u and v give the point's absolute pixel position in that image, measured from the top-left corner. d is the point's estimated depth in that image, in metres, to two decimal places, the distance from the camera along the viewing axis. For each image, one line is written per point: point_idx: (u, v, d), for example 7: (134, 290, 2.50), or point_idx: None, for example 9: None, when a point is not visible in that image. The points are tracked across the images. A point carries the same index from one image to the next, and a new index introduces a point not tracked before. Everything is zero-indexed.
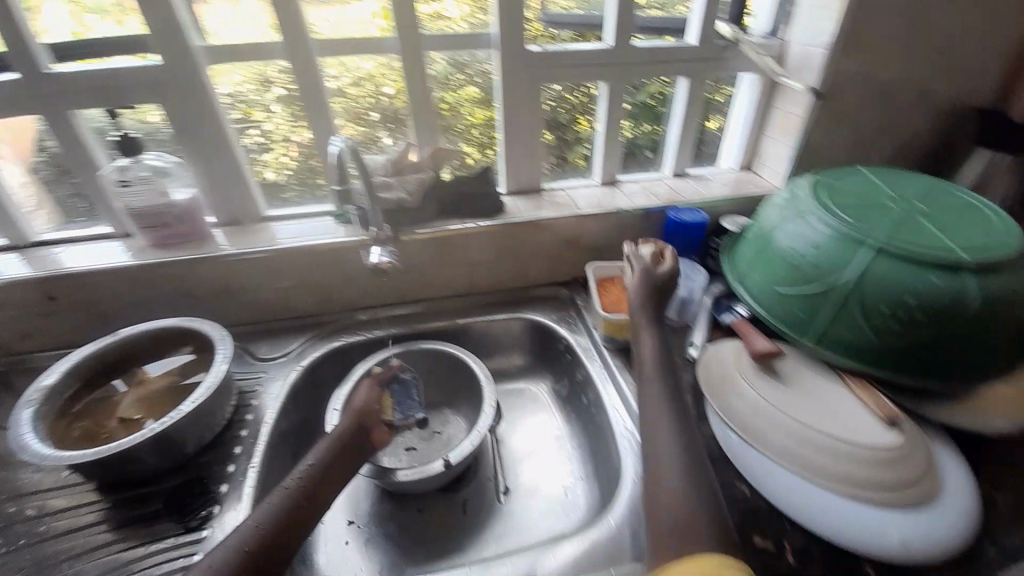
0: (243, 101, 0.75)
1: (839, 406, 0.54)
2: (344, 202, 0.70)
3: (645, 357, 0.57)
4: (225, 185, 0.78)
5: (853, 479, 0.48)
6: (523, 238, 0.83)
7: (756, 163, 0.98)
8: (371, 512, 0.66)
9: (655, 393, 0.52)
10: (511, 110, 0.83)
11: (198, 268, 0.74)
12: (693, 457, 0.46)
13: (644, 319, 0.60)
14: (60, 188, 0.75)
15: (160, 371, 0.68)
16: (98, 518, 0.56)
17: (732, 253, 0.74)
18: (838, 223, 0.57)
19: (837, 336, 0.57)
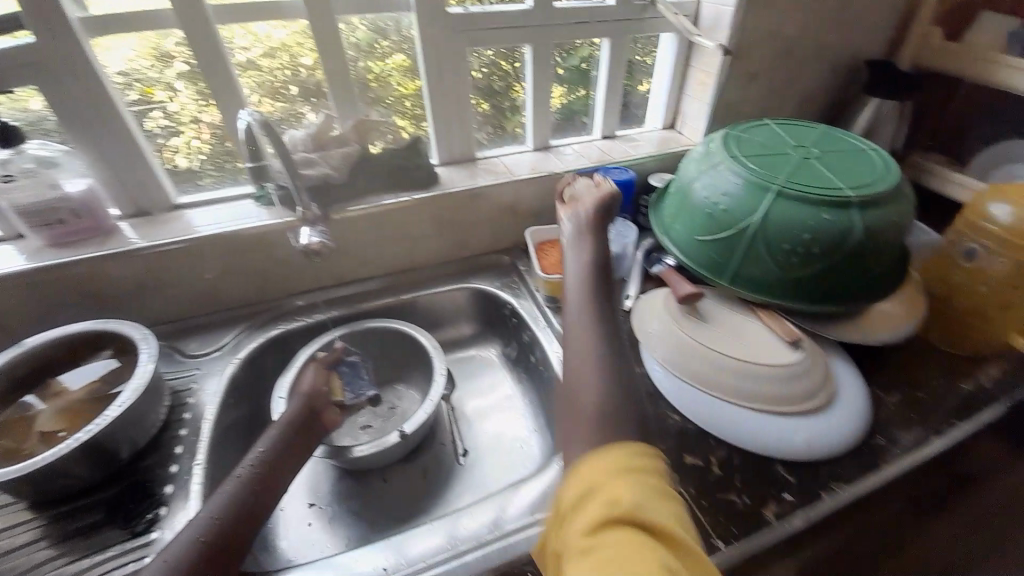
0: (140, 79, 0.68)
1: (752, 335, 0.61)
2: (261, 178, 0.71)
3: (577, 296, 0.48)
4: (129, 173, 0.72)
5: (765, 397, 0.56)
6: (461, 208, 0.83)
7: (679, 122, 1.02)
8: (331, 492, 0.67)
9: (581, 317, 0.47)
10: (439, 78, 0.81)
11: (110, 266, 0.68)
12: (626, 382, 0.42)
13: (577, 241, 0.55)
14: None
15: (80, 383, 0.62)
16: (37, 536, 0.52)
17: (657, 208, 0.78)
18: (746, 172, 0.62)
19: (750, 275, 0.63)
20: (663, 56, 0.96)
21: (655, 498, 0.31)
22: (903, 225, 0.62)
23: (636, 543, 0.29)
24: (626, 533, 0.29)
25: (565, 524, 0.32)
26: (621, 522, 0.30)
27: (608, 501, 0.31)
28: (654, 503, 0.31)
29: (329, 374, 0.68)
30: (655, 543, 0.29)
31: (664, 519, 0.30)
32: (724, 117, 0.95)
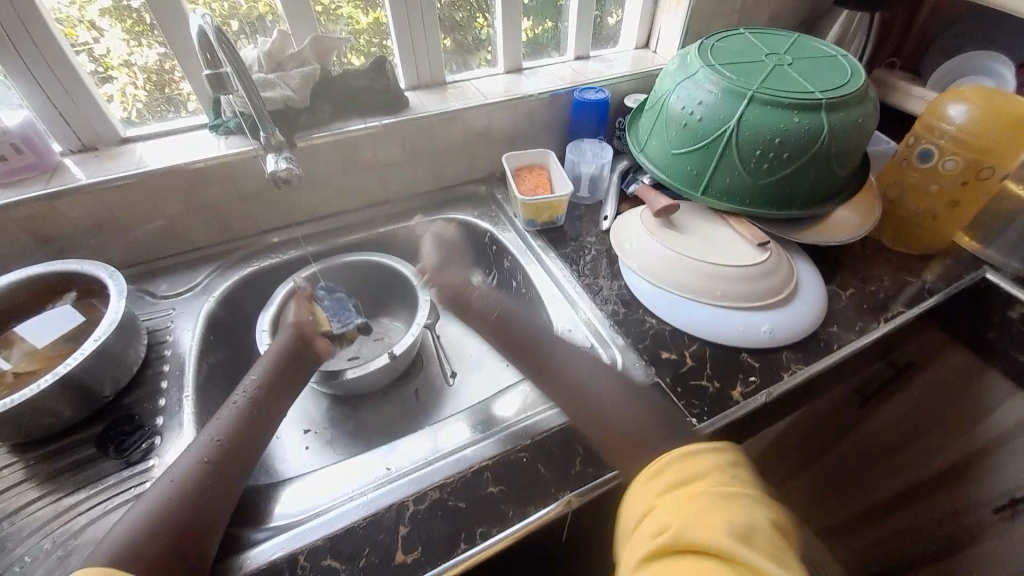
0: (59, 18, 0.62)
1: (722, 241, 0.64)
2: (218, 87, 0.56)
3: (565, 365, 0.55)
4: (67, 104, 0.65)
5: (734, 295, 0.59)
6: (435, 135, 0.80)
7: (653, 40, 0.99)
8: (324, 418, 0.68)
9: (575, 378, 0.53)
10: (401, 1, 0.75)
11: (59, 206, 0.63)
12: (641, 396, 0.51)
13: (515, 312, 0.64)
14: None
15: (48, 340, 0.58)
16: (18, 479, 0.51)
17: (634, 127, 0.78)
18: (720, 78, 0.62)
19: (724, 184, 0.65)
20: None
21: (713, 518, 0.37)
22: (868, 129, 0.64)
23: (694, 565, 0.35)
24: (682, 557, 0.36)
25: (634, 548, 0.39)
26: (677, 547, 0.36)
27: (680, 520, 0.37)
28: (704, 520, 0.37)
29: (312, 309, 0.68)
30: (714, 562, 0.35)
31: (710, 537, 0.36)
32: (699, 32, 0.93)
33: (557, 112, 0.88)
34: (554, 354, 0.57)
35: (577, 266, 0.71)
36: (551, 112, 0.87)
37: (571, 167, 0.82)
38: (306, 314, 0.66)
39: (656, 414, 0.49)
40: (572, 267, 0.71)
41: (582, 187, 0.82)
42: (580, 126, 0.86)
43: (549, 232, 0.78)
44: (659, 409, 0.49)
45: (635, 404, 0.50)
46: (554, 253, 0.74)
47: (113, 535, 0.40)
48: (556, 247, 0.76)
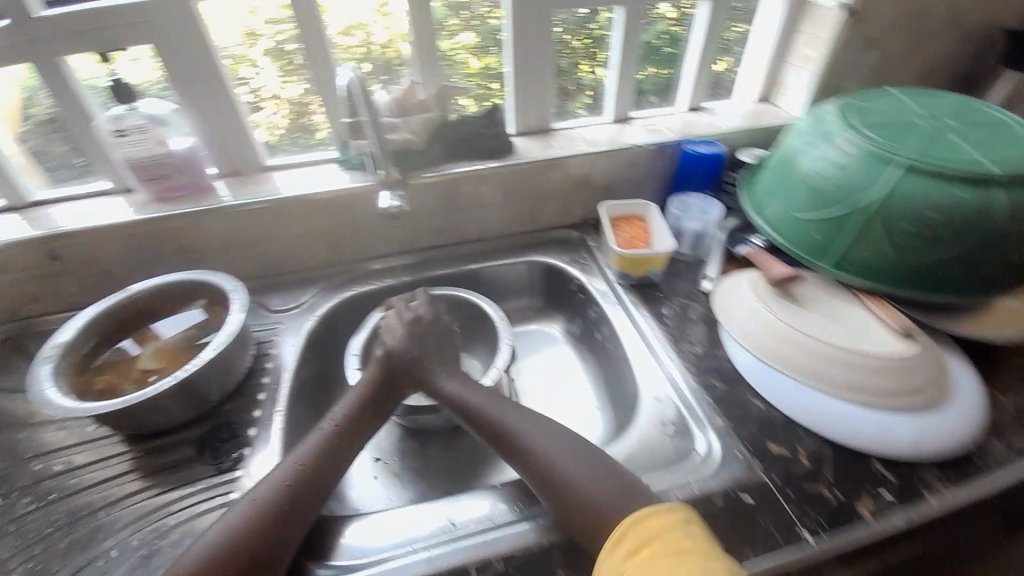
0: (231, 57, 0.72)
1: (856, 324, 0.55)
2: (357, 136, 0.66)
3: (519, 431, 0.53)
4: (223, 134, 0.75)
5: (870, 390, 0.51)
6: (536, 179, 0.81)
7: (776, 94, 0.94)
8: (395, 447, 0.69)
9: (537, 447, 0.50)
10: (520, 54, 0.79)
11: (203, 221, 0.73)
12: (604, 468, 0.48)
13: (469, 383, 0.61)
14: (41, 150, 0.73)
15: (172, 331, 0.68)
16: (127, 468, 0.58)
17: (751, 184, 0.73)
18: (864, 142, 0.56)
19: (860, 258, 0.57)
20: (763, 25, 0.88)
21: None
22: None
23: None
24: None
25: None
26: None
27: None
28: None
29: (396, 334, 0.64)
30: None
31: None
32: (830, 88, 0.87)
33: (664, 163, 0.85)
34: (523, 436, 0.52)
35: (671, 329, 0.67)
36: (655, 161, 0.84)
37: (673, 222, 0.78)
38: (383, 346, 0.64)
39: (618, 485, 0.46)
40: (666, 330, 0.66)
41: (683, 244, 0.78)
42: (687, 178, 0.83)
43: (642, 286, 0.74)
44: (625, 482, 0.46)
45: (600, 474, 0.47)
46: (645, 311, 0.70)
47: (206, 538, 0.44)
48: (648, 304, 0.71)
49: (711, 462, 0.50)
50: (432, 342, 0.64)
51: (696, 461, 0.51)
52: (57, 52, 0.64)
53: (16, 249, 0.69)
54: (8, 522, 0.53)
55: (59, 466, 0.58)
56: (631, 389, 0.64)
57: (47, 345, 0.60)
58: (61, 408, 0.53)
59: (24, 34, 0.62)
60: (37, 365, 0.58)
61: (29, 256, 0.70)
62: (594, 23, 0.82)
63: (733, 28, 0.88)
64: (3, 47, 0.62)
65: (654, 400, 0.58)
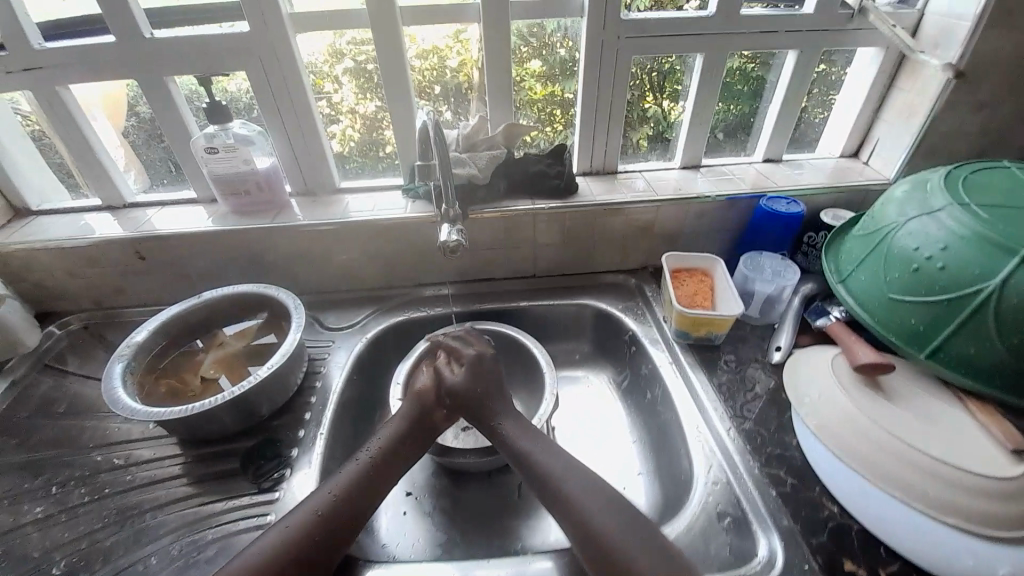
0: (314, 71, 0.75)
1: (954, 428, 0.49)
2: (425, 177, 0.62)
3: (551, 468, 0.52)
4: (302, 155, 0.79)
5: (967, 512, 0.44)
6: (598, 222, 0.79)
7: (865, 151, 0.88)
8: (427, 484, 0.68)
9: (569, 489, 0.49)
10: (589, 94, 0.78)
11: (273, 236, 0.75)
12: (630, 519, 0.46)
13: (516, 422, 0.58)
14: (143, 145, 0.79)
15: (235, 333, 0.71)
16: (177, 472, 0.59)
17: (835, 249, 0.67)
18: (976, 223, 0.50)
19: (960, 351, 0.50)
20: (857, 74, 0.82)
21: None
22: None
23: None
24: None
25: None
26: None
27: None
28: None
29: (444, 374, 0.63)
30: None
31: None
32: (931, 152, 0.79)
33: (734, 216, 0.80)
34: (562, 482, 0.50)
35: (731, 402, 0.62)
36: (726, 214, 0.80)
37: (741, 280, 0.73)
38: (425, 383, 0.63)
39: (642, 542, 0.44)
40: (727, 403, 0.62)
41: (751, 306, 0.73)
42: (760, 235, 0.77)
43: (702, 348, 0.70)
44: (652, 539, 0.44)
45: (627, 527, 0.45)
46: (704, 377, 0.65)
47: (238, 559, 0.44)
48: (706, 369, 0.67)
49: (772, 572, 0.45)
50: (476, 407, 0.60)
51: (753, 568, 0.46)
52: (164, 73, 0.70)
53: (108, 246, 0.74)
54: (61, 510, 0.56)
55: (119, 460, 0.61)
56: (683, 463, 0.59)
57: (123, 343, 0.64)
58: (126, 409, 0.55)
59: (141, 56, 0.68)
60: (112, 362, 0.62)
61: (117, 254, 0.75)
62: (666, 56, 0.78)
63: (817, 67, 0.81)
64: (121, 65, 0.69)
65: (706, 482, 0.54)
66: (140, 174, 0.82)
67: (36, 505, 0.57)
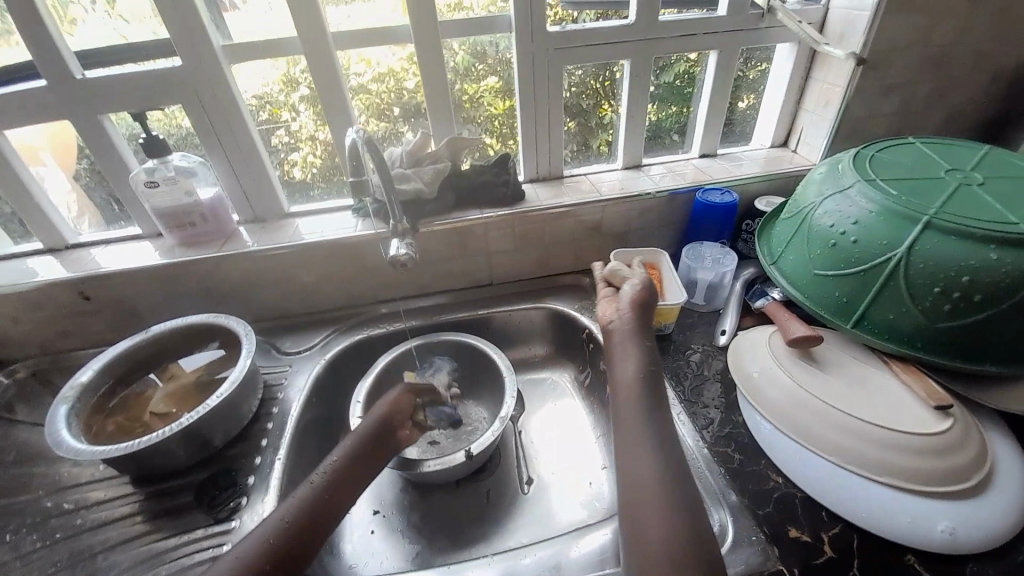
0: (269, 101, 0.76)
1: (882, 393, 0.52)
2: (360, 194, 0.62)
3: (627, 391, 0.52)
4: (250, 184, 0.79)
5: (900, 470, 0.46)
6: (547, 226, 0.81)
7: (793, 140, 0.93)
8: (395, 501, 0.67)
9: (630, 414, 0.50)
10: (530, 104, 0.80)
11: (223, 266, 0.75)
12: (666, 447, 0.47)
13: (623, 355, 0.56)
14: (94, 187, 0.78)
15: (190, 366, 0.70)
16: (132, 510, 0.58)
17: (767, 234, 0.71)
18: (882, 197, 0.54)
19: (882, 318, 0.54)
20: (777, 69, 0.88)
21: None
22: None
23: None
24: None
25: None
26: None
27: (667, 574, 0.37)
28: None
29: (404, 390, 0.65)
30: None
31: None
32: (851, 136, 0.85)
33: (677, 210, 0.84)
34: (637, 444, 0.47)
35: (681, 388, 0.64)
36: (669, 209, 0.83)
37: (685, 271, 0.77)
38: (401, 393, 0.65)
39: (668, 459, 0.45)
40: (678, 389, 0.64)
41: (696, 294, 0.76)
42: (701, 226, 0.81)
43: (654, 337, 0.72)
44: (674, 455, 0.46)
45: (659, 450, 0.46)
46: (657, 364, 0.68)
47: None
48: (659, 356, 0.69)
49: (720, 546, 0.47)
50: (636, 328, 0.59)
51: None
52: (98, 111, 0.69)
53: (51, 288, 0.72)
54: (14, 558, 0.54)
55: (70, 504, 0.59)
56: None
57: (67, 385, 0.61)
58: (69, 451, 0.53)
59: (68, 94, 0.67)
60: (55, 405, 0.59)
61: (59, 295, 0.73)
62: (612, 67, 0.82)
63: (758, 66, 0.88)
64: (48, 105, 0.67)
65: None
66: (94, 219, 0.81)
67: None
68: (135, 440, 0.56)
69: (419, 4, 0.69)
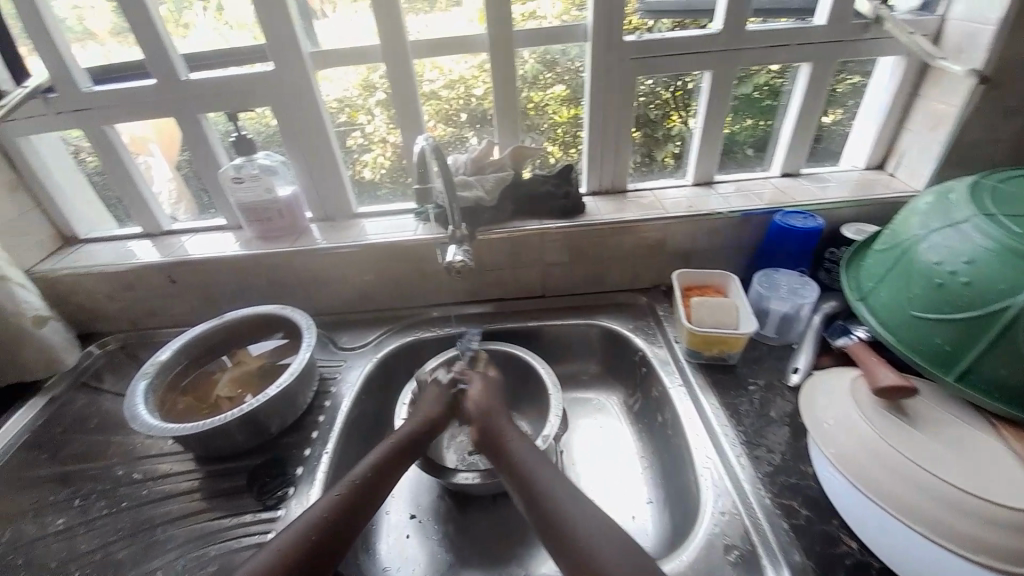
0: (348, 105, 0.79)
1: (986, 459, 0.45)
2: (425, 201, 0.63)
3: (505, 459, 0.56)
4: (323, 183, 0.83)
5: (1003, 553, 0.40)
6: (605, 241, 0.78)
7: (891, 162, 0.84)
8: (431, 507, 0.67)
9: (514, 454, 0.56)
10: (599, 113, 0.78)
11: (292, 259, 0.79)
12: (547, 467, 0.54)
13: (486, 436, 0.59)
14: (190, 178, 0.85)
15: (255, 352, 0.74)
16: (190, 487, 0.62)
17: (857, 265, 0.64)
18: (1004, 235, 0.47)
19: (992, 373, 0.47)
20: (877, 84, 0.80)
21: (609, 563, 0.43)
22: None
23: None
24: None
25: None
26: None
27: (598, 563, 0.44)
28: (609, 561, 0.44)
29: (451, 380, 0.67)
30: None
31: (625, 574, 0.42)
32: (963, 162, 0.75)
33: (750, 232, 0.78)
34: (556, 506, 0.49)
35: (743, 428, 0.59)
36: (741, 231, 0.78)
37: (756, 299, 0.71)
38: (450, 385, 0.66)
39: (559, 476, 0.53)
40: (739, 429, 0.59)
41: (767, 325, 0.70)
42: (776, 252, 0.74)
43: (715, 369, 0.67)
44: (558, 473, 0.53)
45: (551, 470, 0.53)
46: (717, 400, 0.63)
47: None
48: (719, 391, 0.64)
49: None
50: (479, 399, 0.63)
51: None
52: (196, 112, 0.76)
53: (144, 270, 0.79)
54: (81, 523, 0.59)
55: (139, 474, 0.65)
56: (692, 491, 0.56)
57: (149, 362, 0.67)
58: (144, 426, 0.58)
59: (173, 94, 0.74)
60: (137, 380, 0.65)
61: (151, 277, 0.80)
62: (688, 76, 0.78)
63: (848, 79, 0.81)
64: (155, 106, 0.75)
65: (711, 517, 0.51)
66: (189, 207, 0.89)
67: (60, 517, 0.60)
68: (202, 420, 0.60)
69: (495, 12, 0.69)
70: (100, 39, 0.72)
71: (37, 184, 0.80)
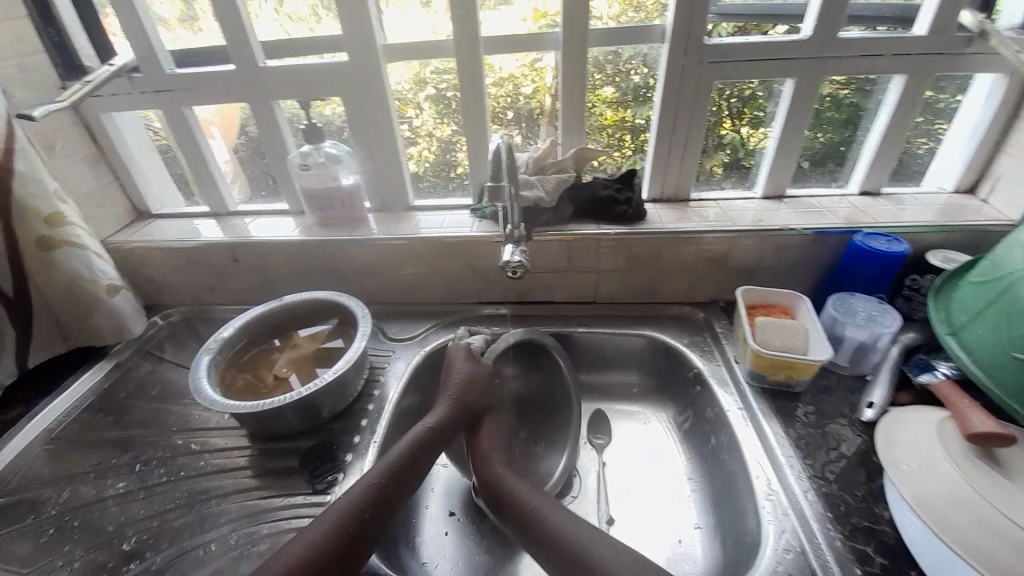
0: (399, 97, 0.79)
1: None
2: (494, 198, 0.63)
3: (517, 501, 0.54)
4: (380, 175, 0.84)
5: None
6: (666, 252, 0.75)
7: (984, 187, 0.77)
8: (472, 507, 0.66)
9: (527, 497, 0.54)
10: (665, 118, 0.75)
11: (348, 247, 0.80)
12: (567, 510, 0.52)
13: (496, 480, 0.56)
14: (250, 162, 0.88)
15: (309, 336, 0.75)
16: (242, 464, 0.64)
17: (947, 296, 0.59)
18: None
19: None
20: (971, 105, 0.74)
21: None
22: None
23: None
24: None
25: None
26: None
27: None
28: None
29: (484, 360, 0.67)
30: None
31: None
32: None
33: (824, 252, 0.73)
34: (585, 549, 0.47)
35: (810, 461, 0.56)
36: (813, 250, 0.73)
37: (829, 323, 0.66)
38: (485, 365, 0.67)
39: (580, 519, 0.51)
40: (806, 462, 0.55)
41: (840, 353, 0.66)
42: (852, 275, 0.70)
43: (780, 394, 0.63)
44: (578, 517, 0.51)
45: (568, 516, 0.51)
46: (782, 429, 0.59)
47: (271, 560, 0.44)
48: (783, 419, 0.61)
49: None
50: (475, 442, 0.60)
51: None
52: (268, 98, 0.78)
53: (208, 248, 0.82)
54: (141, 488, 0.61)
55: (196, 446, 0.67)
56: (750, 521, 0.53)
57: (212, 337, 0.69)
58: (207, 400, 0.60)
59: (248, 79, 0.76)
60: (201, 354, 0.67)
61: (214, 255, 0.83)
62: (751, 80, 0.74)
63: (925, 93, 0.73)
64: (230, 90, 0.77)
65: (773, 553, 0.48)
66: (242, 187, 0.91)
67: (121, 481, 0.62)
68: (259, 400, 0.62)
69: (569, 10, 0.68)
70: (169, 26, 0.76)
71: (117, 159, 0.84)
